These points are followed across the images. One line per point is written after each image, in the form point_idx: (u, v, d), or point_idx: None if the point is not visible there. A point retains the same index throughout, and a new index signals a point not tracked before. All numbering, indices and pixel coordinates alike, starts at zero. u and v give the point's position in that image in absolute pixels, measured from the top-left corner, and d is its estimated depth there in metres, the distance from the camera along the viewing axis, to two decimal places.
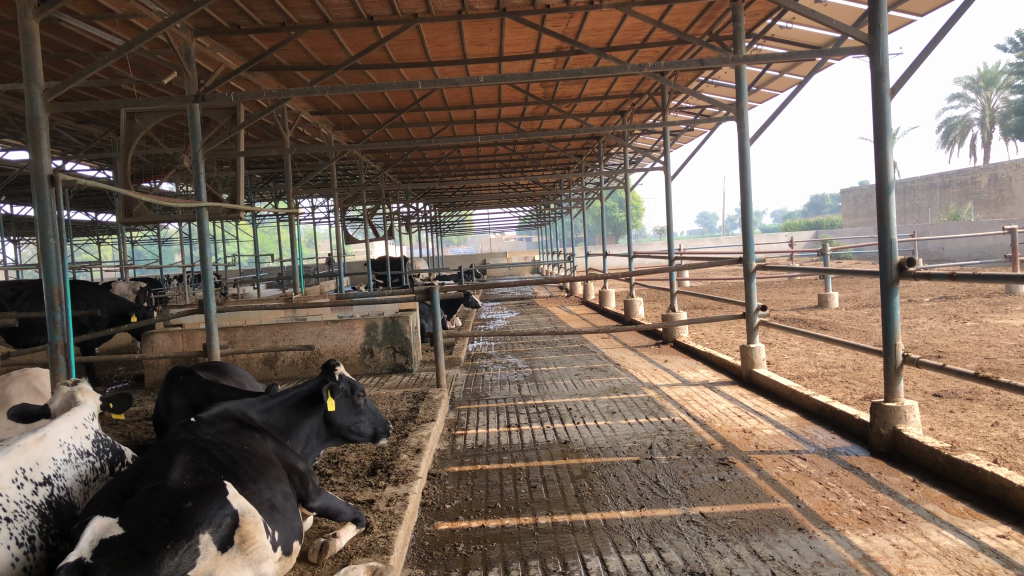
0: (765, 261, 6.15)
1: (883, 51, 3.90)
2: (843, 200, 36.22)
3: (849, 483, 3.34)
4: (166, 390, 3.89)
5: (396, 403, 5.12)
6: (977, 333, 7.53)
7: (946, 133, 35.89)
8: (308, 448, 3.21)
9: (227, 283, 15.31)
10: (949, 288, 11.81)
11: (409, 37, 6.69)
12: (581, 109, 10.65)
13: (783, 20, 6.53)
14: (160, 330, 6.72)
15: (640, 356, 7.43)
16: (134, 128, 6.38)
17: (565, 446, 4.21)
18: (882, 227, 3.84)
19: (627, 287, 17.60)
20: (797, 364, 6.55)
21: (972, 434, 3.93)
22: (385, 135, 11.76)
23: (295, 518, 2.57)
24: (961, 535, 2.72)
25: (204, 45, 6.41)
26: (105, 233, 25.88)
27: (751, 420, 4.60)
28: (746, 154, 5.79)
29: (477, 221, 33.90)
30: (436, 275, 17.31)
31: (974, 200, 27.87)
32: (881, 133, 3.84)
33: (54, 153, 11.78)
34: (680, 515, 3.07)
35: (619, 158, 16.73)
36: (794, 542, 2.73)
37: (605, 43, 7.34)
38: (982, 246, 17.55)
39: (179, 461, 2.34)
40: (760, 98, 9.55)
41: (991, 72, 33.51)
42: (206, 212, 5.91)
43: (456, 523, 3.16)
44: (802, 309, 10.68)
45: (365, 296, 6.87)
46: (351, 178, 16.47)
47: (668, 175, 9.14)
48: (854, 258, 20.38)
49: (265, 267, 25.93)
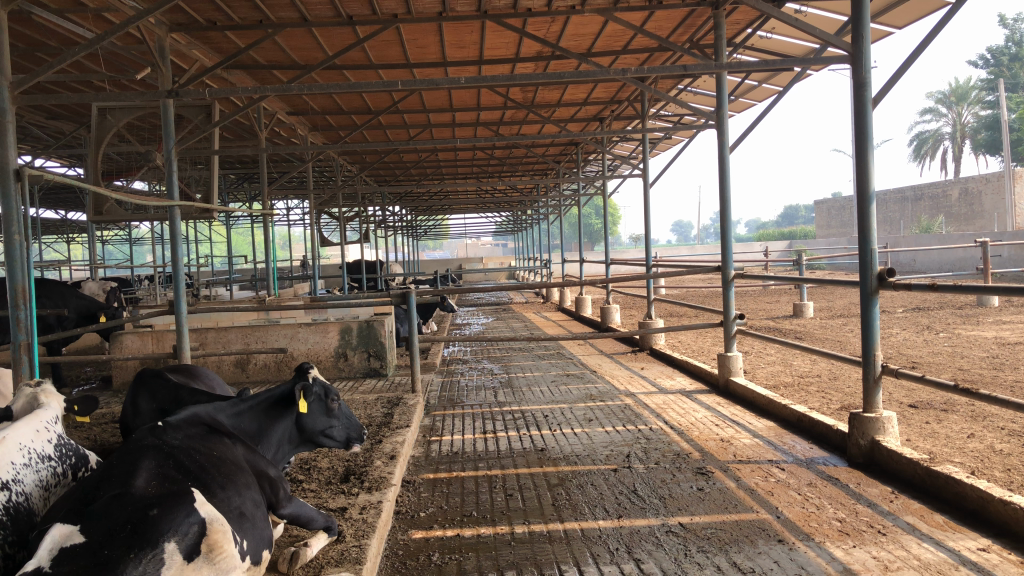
0: (742, 269, 6.14)
1: (866, 61, 3.90)
2: (818, 211, 36.55)
3: (828, 494, 3.31)
4: (134, 392, 3.79)
5: (370, 407, 5.04)
6: (950, 344, 7.59)
7: (918, 147, 36.41)
8: (279, 453, 3.12)
9: (200, 284, 15.11)
10: (921, 300, 11.94)
11: (389, 37, 6.63)
12: (560, 115, 10.65)
13: (763, 30, 6.55)
14: (129, 331, 6.58)
15: (617, 363, 7.40)
16: (105, 124, 6.23)
17: (542, 454, 4.15)
18: (863, 237, 3.83)
19: (604, 294, 17.60)
20: (773, 373, 6.55)
21: (949, 446, 3.93)
22: (362, 137, 11.67)
23: (265, 526, 2.49)
24: (942, 548, 2.69)
25: (179, 42, 6.31)
26: (76, 232, 25.55)
27: (729, 429, 4.58)
28: (725, 162, 5.78)
29: (454, 226, 33.80)
30: (411, 279, 17.24)
31: (945, 213, 28.27)
32: (862, 142, 3.83)
33: (24, 150, 11.58)
34: (659, 525, 3.03)
35: (597, 165, 16.77)
36: (775, 555, 2.69)
37: (587, 48, 7.33)
38: (954, 260, 17.77)
39: (145, 466, 2.25)
40: (739, 107, 9.58)
41: (962, 87, 34.11)
42: (179, 211, 5.78)
43: (430, 532, 3.09)
44: (777, 318, 10.72)
45: (340, 299, 6.77)
46: (327, 180, 16.35)
47: (647, 182, 9.13)
48: (828, 269, 20.58)
49: (239, 269, 25.70)
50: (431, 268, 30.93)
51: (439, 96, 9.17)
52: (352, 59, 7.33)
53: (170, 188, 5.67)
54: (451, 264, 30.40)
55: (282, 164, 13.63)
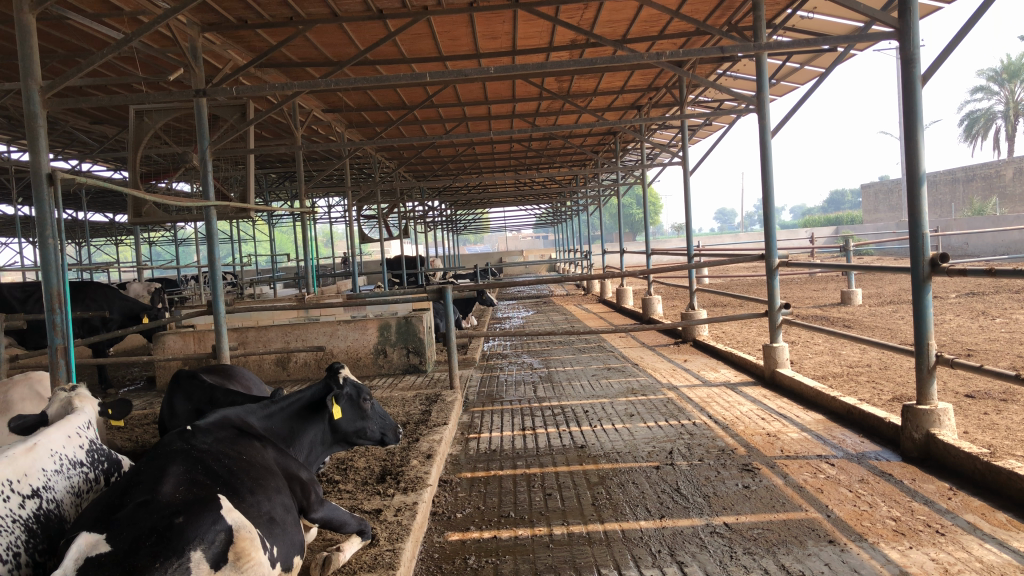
0: (788, 257, 5.94)
1: (914, 36, 3.70)
2: (865, 196, 35.77)
3: (881, 491, 3.17)
4: (170, 394, 3.78)
5: (408, 405, 4.98)
6: (1008, 330, 7.32)
7: (969, 127, 35.48)
8: (312, 456, 3.08)
9: (244, 283, 15.27)
10: (975, 284, 11.57)
11: (420, 31, 6.58)
12: (597, 104, 10.52)
13: (804, 11, 6.36)
14: (172, 332, 6.62)
15: (659, 355, 7.26)
16: (142, 127, 6.26)
17: (583, 451, 4.05)
18: (913, 221, 3.65)
19: (646, 285, 17.40)
20: (822, 363, 6.36)
21: (1010, 438, 3.75)
22: (399, 132, 11.64)
23: (296, 531, 2.44)
24: (1006, 549, 2.54)
25: (212, 41, 6.34)
26: (124, 234, 26.06)
27: (776, 422, 4.43)
28: (768, 147, 5.60)
29: (494, 220, 33.63)
30: (452, 273, 17.22)
31: (999, 194, 27.50)
32: (911, 122, 3.65)
33: (69, 154, 11.77)
34: (703, 526, 2.92)
35: (637, 155, 16.58)
36: (825, 557, 2.56)
37: (622, 35, 7.21)
38: (1009, 243, 17.21)
39: (173, 471, 2.20)
40: (782, 90, 9.33)
41: (1014, 64, 33.14)
42: (215, 211, 5.78)
43: (467, 534, 3.02)
44: (824, 306, 10.49)
45: (378, 294, 6.72)
46: (366, 176, 16.43)
47: (687, 170, 8.95)
48: (876, 254, 20.14)
49: (282, 267, 25.97)
50: (472, 262, 30.93)
51: (474, 89, 9.09)
52: (384, 53, 7.29)
53: (204, 188, 5.66)
54: (492, 258, 30.41)
55: (321, 162, 13.70)
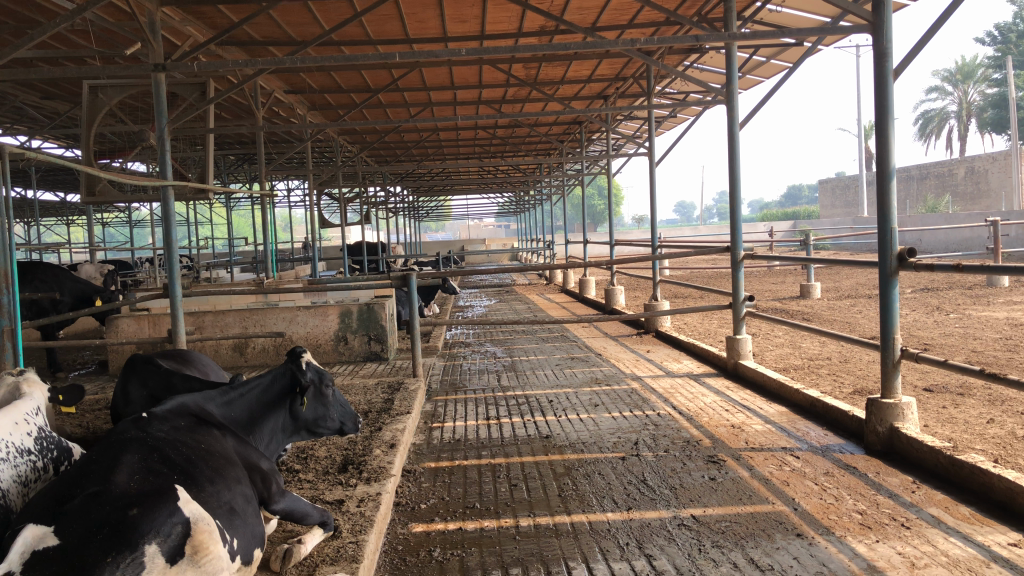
0: (753, 250, 5.95)
1: (887, 30, 3.70)
2: (821, 191, 36.32)
3: (846, 484, 3.17)
4: (124, 379, 3.64)
5: (370, 393, 4.89)
6: (961, 326, 7.45)
7: (923, 126, 36.23)
8: (272, 444, 2.99)
9: (201, 267, 14.98)
10: (928, 280, 11.81)
11: (387, 12, 6.46)
12: (563, 92, 10.47)
13: (772, 5, 6.39)
14: (125, 315, 6.44)
15: (622, 346, 7.25)
16: (96, 103, 6.05)
17: (548, 441, 4.01)
18: (882, 215, 3.66)
19: (607, 276, 17.46)
20: (783, 355, 6.41)
21: (969, 432, 3.79)
22: (362, 116, 11.46)
23: (256, 522, 2.35)
24: (971, 543, 2.55)
25: (172, 16, 6.15)
26: (75, 214, 25.43)
27: (740, 414, 4.43)
28: (736, 139, 5.60)
29: (456, 208, 33.50)
30: (413, 260, 17.09)
31: (951, 192, 28.09)
32: (883, 117, 3.66)
33: (19, 131, 11.40)
34: (671, 518, 2.89)
35: (601, 145, 16.61)
36: (793, 550, 2.55)
37: (592, 23, 7.17)
38: (962, 240, 17.61)
39: (127, 460, 2.11)
40: (748, 83, 9.38)
41: (968, 65, 33.94)
42: (173, 192, 5.61)
43: (432, 526, 2.96)
44: (783, 299, 10.60)
45: (339, 280, 6.60)
46: (327, 161, 16.21)
47: (653, 161, 8.95)
48: (833, 249, 20.47)
49: (240, 251, 25.58)
50: (433, 250, 30.80)
51: (440, 73, 8.97)
52: (349, 35, 7.15)
53: (162, 167, 5.48)
54: (453, 246, 30.31)
55: (282, 144, 13.47)
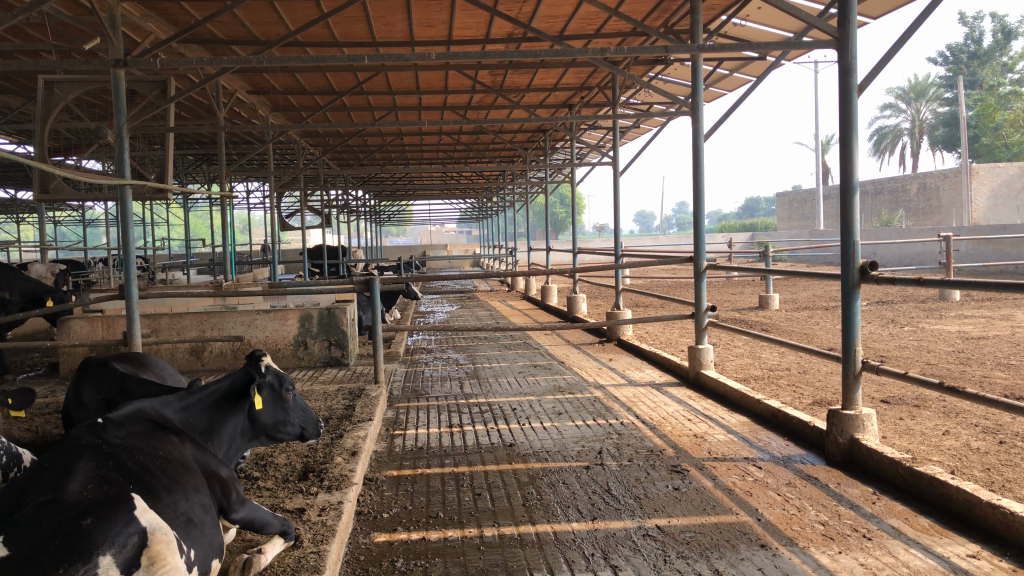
0: (715, 261, 5.99)
1: (852, 46, 3.75)
2: (779, 203, 36.91)
3: (808, 495, 3.20)
4: (77, 382, 3.54)
5: (330, 399, 4.82)
6: (916, 338, 7.59)
7: (878, 142, 37.06)
8: (231, 450, 2.92)
9: (156, 268, 14.69)
10: (883, 293, 12.06)
11: (355, 14, 6.41)
12: (528, 100, 10.49)
13: (738, 18, 6.47)
14: (78, 316, 6.28)
15: (584, 354, 7.26)
16: (52, 98, 5.90)
17: (511, 450, 3.99)
18: (845, 228, 3.71)
19: (570, 284, 17.53)
20: (743, 365, 6.47)
21: (926, 443, 3.84)
22: (325, 118, 11.35)
23: (215, 532, 2.29)
24: (931, 554, 2.58)
25: (133, 11, 6.03)
26: (25, 212, 24.82)
27: (702, 424, 4.45)
28: (700, 151, 5.64)
29: (419, 213, 33.42)
30: (375, 265, 16.97)
31: (905, 207, 28.73)
32: (847, 131, 3.70)
33: None
34: (636, 528, 2.89)
35: (564, 154, 16.69)
36: (758, 561, 2.56)
37: (559, 31, 7.19)
38: (914, 254, 18.05)
39: (81, 468, 2.03)
40: (712, 95, 9.47)
41: (921, 84, 34.83)
42: (130, 191, 5.48)
43: (394, 535, 2.91)
44: (743, 310, 10.73)
45: (300, 284, 6.51)
46: (288, 162, 16.04)
47: (618, 170, 8.99)
48: (790, 260, 20.83)
49: (197, 252, 25.20)
50: (395, 255, 30.67)
51: (405, 77, 8.92)
52: (315, 36, 7.08)
53: (120, 165, 5.36)
54: (415, 251, 30.20)
55: (243, 145, 13.30)
